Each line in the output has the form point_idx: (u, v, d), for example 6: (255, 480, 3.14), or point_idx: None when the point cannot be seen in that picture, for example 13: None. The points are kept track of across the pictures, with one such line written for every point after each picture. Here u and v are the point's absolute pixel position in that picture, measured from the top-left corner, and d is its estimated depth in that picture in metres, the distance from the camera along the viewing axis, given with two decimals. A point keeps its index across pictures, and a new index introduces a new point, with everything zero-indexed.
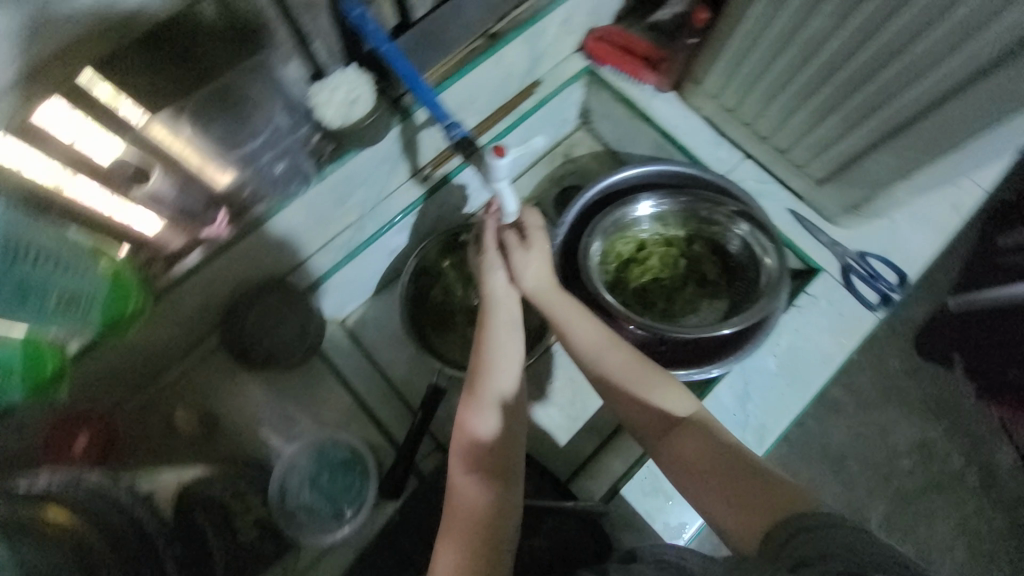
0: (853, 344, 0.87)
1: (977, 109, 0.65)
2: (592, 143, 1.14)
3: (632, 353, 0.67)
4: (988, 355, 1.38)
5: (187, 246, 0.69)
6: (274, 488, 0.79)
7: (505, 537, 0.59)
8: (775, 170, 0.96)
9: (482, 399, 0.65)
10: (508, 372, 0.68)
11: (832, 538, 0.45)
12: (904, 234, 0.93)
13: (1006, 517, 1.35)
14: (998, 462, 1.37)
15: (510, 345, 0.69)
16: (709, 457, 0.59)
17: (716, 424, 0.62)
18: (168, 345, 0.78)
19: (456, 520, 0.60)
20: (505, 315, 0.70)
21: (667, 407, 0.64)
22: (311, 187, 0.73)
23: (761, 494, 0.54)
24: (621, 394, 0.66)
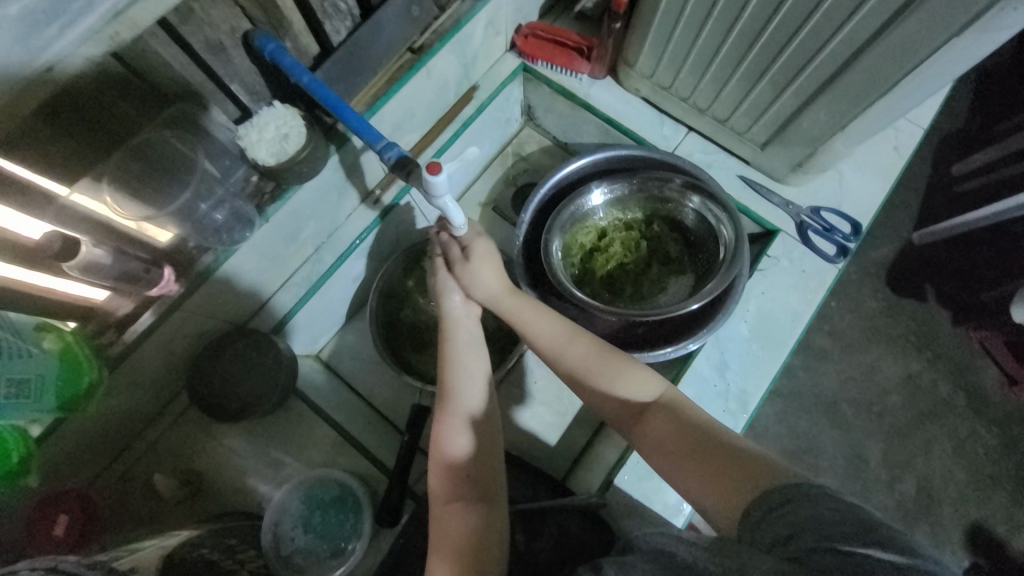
0: (820, 298, 0.89)
1: (893, 58, 0.67)
2: (540, 138, 1.14)
3: (593, 346, 0.69)
4: (952, 283, 1.45)
5: (139, 307, 0.68)
6: (267, 536, 0.76)
7: (492, 552, 0.58)
8: (719, 140, 0.97)
9: (454, 414, 0.66)
10: (476, 383, 0.69)
11: (806, 513, 0.44)
12: (852, 183, 0.95)
13: (999, 436, 1.39)
14: (984, 384, 1.41)
15: (471, 358, 0.70)
16: (681, 436, 0.60)
17: (686, 402, 0.64)
18: (136, 409, 0.77)
19: (440, 538, 0.59)
20: (466, 331, 0.73)
21: (632, 393, 0.65)
22: (257, 228, 0.73)
23: (737, 470, 0.53)
24: (587, 386, 0.68)
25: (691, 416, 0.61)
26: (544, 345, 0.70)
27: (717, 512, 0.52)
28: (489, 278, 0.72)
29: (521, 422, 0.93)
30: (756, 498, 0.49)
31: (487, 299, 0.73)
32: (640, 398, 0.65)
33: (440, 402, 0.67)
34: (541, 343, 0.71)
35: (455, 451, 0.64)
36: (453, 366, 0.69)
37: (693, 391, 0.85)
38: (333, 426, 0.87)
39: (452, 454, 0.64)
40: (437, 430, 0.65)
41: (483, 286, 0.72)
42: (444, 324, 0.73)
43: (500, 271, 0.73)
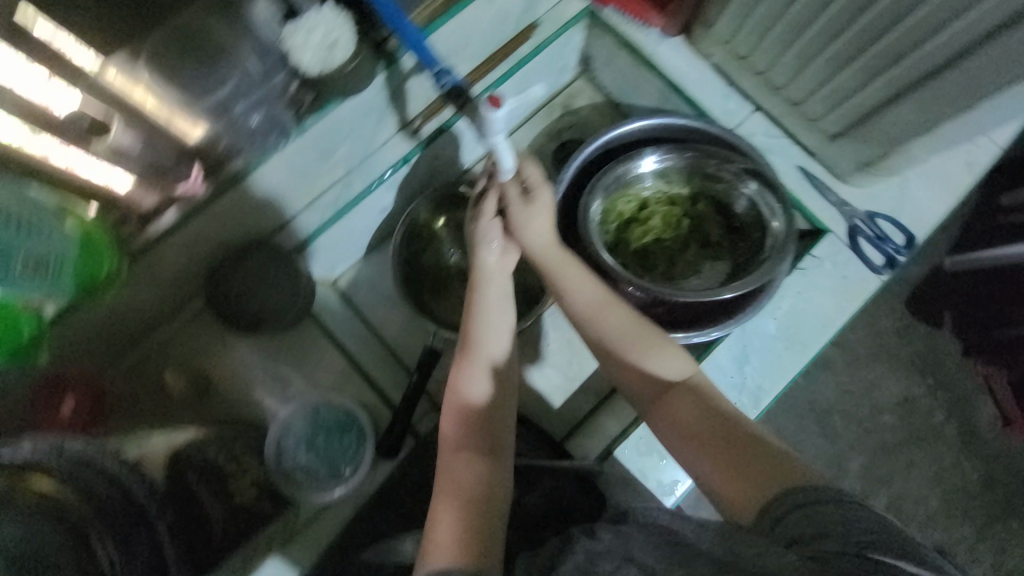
0: (856, 306, 0.86)
1: (1007, 60, 0.61)
2: (592, 93, 1.07)
3: (630, 317, 0.68)
4: (976, 315, 1.40)
5: (162, 204, 0.64)
6: (271, 447, 0.77)
7: (496, 502, 0.59)
8: (786, 123, 0.91)
9: (476, 365, 0.66)
10: (498, 336, 0.68)
11: (830, 515, 0.48)
12: (915, 193, 0.89)
13: (981, 471, 1.39)
14: (978, 419, 1.40)
15: (498, 313, 0.69)
16: (705, 420, 0.62)
17: (711, 388, 0.65)
18: (152, 305, 0.76)
19: (445, 482, 0.60)
20: (495, 285, 0.71)
21: (663, 371, 0.66)
22: (290, 141, 0.68)
23: (761, 468, 0.55)
24: (617, 358, 0.67)
25: (717, 404, 0.63)
26: (577, 306, 0.70)
27: (731, 499, 0.56)
28: (537, 232, 0.70)
29: (529, 380, 0.93)
30: (775, 494, 0.53)
31: (534, 249, 0.71)
32: (669, 375, 0.66)
33: (462, 352, 0.67)
34: (572, 302, 0.70)
35: (472, 400, 0.64)
36: (479, 319, 0.68)
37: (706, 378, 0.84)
38: (343, 353, 0.87)
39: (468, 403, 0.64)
40: (455, 377, 0.66)
41: (530, 239, 0.70)
42: (475, 276, 0.71)
43: (551, 224, 0.71)
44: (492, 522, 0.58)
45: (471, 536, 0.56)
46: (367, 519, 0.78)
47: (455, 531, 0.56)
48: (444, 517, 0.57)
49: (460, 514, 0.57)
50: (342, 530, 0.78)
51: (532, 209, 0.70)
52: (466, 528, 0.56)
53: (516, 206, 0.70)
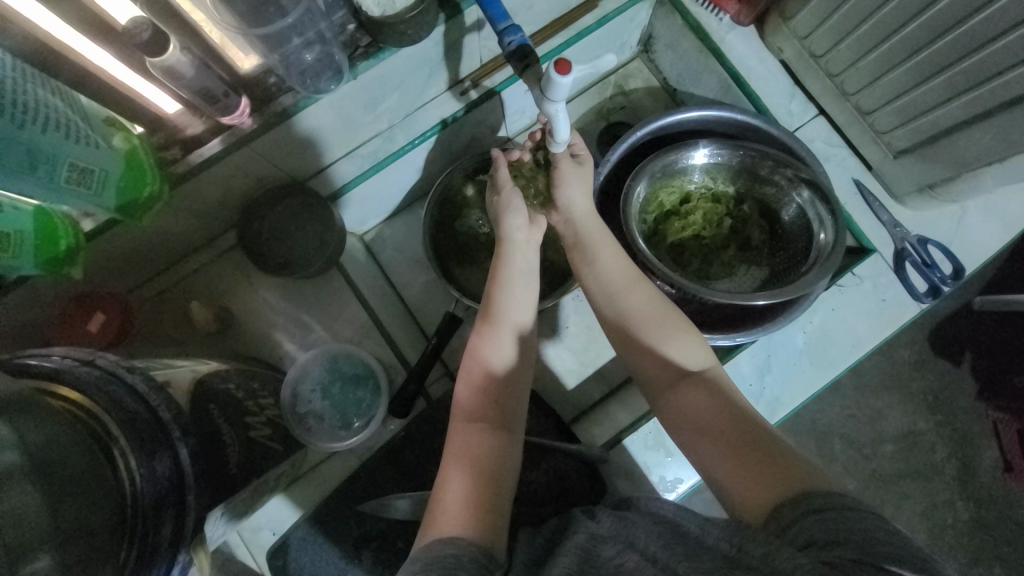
0: (890, 331, 0.83)
1: None
2: (649, 76, 1.03)
3: (653, 300, 0.70)
4: (995, 358, 1.37)
5: (208, 132, 0.65)
6: (288, 392, 0.77)
7: (505, 470, 0.60)
8: (849, 132, 0.87)
9: (497, 338, 0.66)
10: (522, 307, 0.69)
11: (847, 523, 0.47)
12: (971, 223, 0.85)
13: (973, 513, 1.37)
14: (980, 461, 1.38)
15: (523, 284, 0.69)
16: (724, 416, 0.61)
17: (731, 385, 0.65)
18: (184, 235, 0.76)
19: (457, 446, 0.61)
20: (523, 259, 0.71)
21: (683, 360, 0.66)
22: (342, 84, 0.67)
23: (773, 470, 0.55)
24: (638, 342, 0.68)
25: (736, 401, 0.63)
26: (607, 284, 0.71)
27: (743, 500, 0.55)
28: (581, 196, 0.74)
29: (545, 359, 0.92)
30: (790, 496, 0.52)
31: (573, 215, 0.74)
32: (690, 364, 0.66)
33: (484, 324, 0.67)
34: (602, 279, 0.71)
35: (490, 374, 0.64)
36: (504, 293, 0.68)
37: None
38: (364, 307, 0.87)
39: (486, 376, 0.64)
40: (475, 349, 0.66)
41: (572, 202, 0.74)
42: (503, 246, 0.71)
43: (589, 195, 0.75)
44: (500, 496, 0.58)
45: (479, 507, 0.56)
46: (371, 471, 0.80)
47: (464, 494, 0.57)
48: (453, 487, 0.57)
49: (469, 479, 0.58)
50: (344, 479, 0.79)
51: (579, 174, 0.74)
52: (475, 496, 0.57)
53: (568, 165, 0.74)
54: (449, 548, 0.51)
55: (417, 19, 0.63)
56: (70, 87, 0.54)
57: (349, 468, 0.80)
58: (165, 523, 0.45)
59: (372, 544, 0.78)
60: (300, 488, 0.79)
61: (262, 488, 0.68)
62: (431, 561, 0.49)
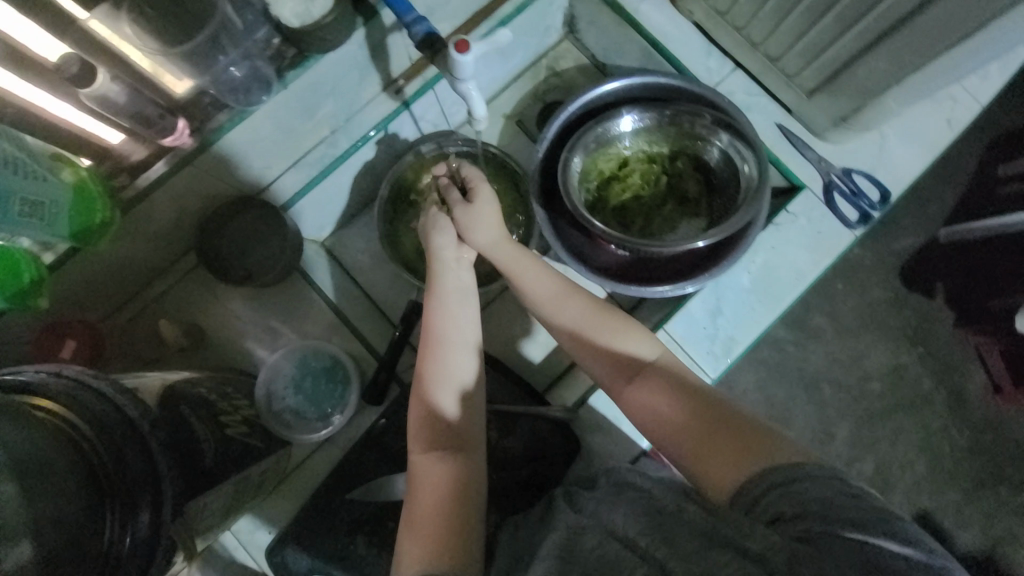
0: (829, 260, 0.88)
1: (967, 10, 0.62)
2: (578, 55, 1.05)
3: (590, 304, 0.72)
4: (966, 284, 1.37)
5: (152, 156, 0.69)
6: (262, 391, 0.81)
7: (470, 499, 0.63)
8: (765, 80, 0.92)
9: (441, 369, 0.67)
10: (462, 340, 0.69)
11: (811, 495, 0.50)
12: (893, 151, 0.89)
13: (969, 438, 1.35)
14: (968, 387, 1.36)
15: (459, 312, 0.70)
16: (674, 398, 0.64)
17: (676, 364, 0.68)
18: (146, 259, 0.80)
19: (420, 490, 0.63)
20: (457, 280, 0.72)
21: (634, 350, 0.69)
22: (275, 94, 0.71)
23: (735, 447, 0.57)
24: (588, 344, 0.70)
25: (684, 379, 0.66)
26: (539, 290, 0.73)
27: (710, 480, 0.58)
28: (491, 228, 0.73)
29: (513, 333, 0.96)
30: (753, 473, 0.55)
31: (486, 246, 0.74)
32: (642, 357, 0.68)
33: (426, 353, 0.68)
34: (537, 287, 0.73)
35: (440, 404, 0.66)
36: (441, 320, 0.69)
37: (681, 330, 0.87)
38: (331, 307, 0.91)
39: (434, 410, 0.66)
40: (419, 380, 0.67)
41: (484, 235, 0.73)
42: (433, 271, 0.73)
43: (500, 219, 0.74)
44: (469, 516, 0.62)
45: (452, 536, 0.60)
46: (355, 459, 0.82)
47: (434, 534, 0.59)
48: (424, 526, 0.60)
49: (435, 519, 0.60)
50: (332, 469, 0.83)
51: (478, 212, 0.73)
52: (446, 532, 0.60)
53: (464, 209, 0.73)
54: None
55: (335, 24, 0.67)
56: (15, 127, 0.58)
57: (335, 459, 0.84)
58: (142, 511, 0.48)
59: (365, 528, 0.79)
60: (292, 483, 0.83)
61: (249, 485, 0.71)
62: None
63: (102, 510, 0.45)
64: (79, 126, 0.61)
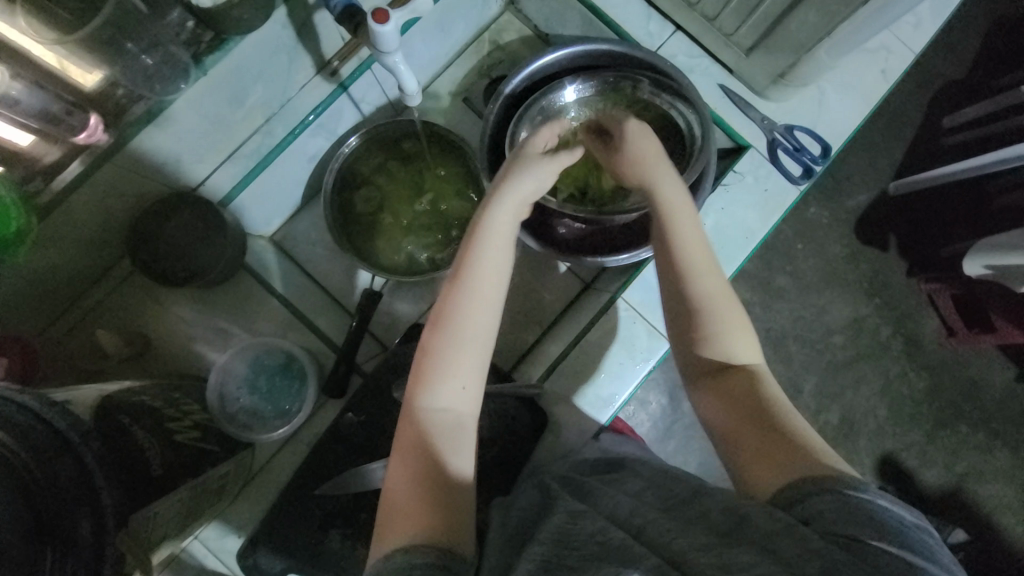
0: (777, 217, 0.90)
1: None
2: (520, 26, 1.03)
3: (722, 286, 0.62)
4: (917, 233, 1.42)
5: (65, 157, 0.64)
6: (213, 393, 0.78)
7: (462, 484, 0.53)
8: (705, 42, 0.92)
9: (463, 319, 0.55)
10: (489, 299, 0.56)
11: (857, 507, 0.46)
12: (832, 105, 0.91)
13: (926, 380, 1.42)
14: (922, 332, 1.42)
15: (497, 259, 0.58)
16: (747, 411, 0.57)
17: (767, 378, 0.60)
18: (77, 266, 0.76)
19: (411, 453, 0.53)
20: (506, 224, 0.59)
21: (732, 350, 0.60)
22: (193, 82, 0.67)
23: (791, 451, 0.53)
24: (691, 322, 0.61)
25: (771, 392, 0.58)
26: (689, 259, 0.61)
27: (752, 474, 0.54)
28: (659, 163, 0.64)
29: None
30: (799, 478, 0.50)
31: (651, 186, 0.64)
32: (737, 355, 0.60)
33: (451, 287, 0.56)
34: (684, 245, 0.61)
35: (450, 368, 0.54)
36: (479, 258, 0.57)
37: (638, 297, 0.85)
38: (285, 303, 0.89)
39: (444, 373, 0.55)
40: (433, 329, 0.56)
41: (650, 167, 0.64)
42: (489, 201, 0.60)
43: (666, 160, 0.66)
44: (460, 500, 0.52)
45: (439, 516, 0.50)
46: (321, 455, 0.81)
47: (422, 507, 0.51)
48: (408, 493, 0.51)
49: (427, 491, 0.51)
50: (298, 467, 0.81)
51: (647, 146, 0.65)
52: (434, 509, 0.51)
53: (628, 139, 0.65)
54: (409, 561, 0.47)
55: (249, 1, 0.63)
56: None
57: (302, 456, 0.82)
58: (82, 521, 0.46)
59: (337, 522, 0.79)
60: (258, 486, 0.81)
61: (208, 493, 0.69)
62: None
63: (39, 510, 0.44)
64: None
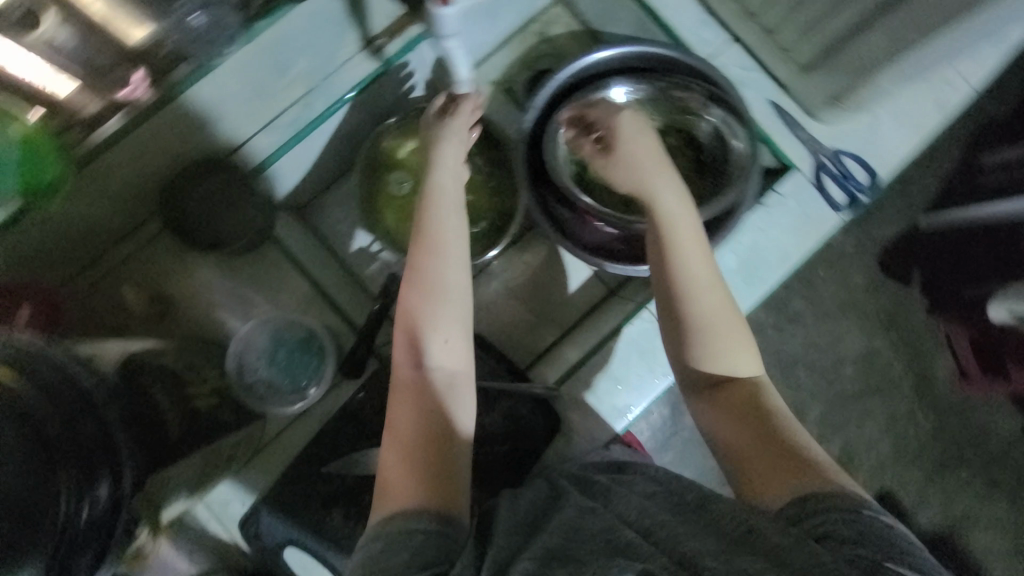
0: (814, 244, 0.87)
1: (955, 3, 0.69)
2: (569, 21, 1.00)
3: (721, 293, 0.62)
4: (944, 274, 1.39)
5: (105, 110, 0.64)
6: (233, 362, 0.79)
7: (455, 442, 0.57)
8: (760, 54, 0.89)
9: (434, 281, 0.62)
10: (455, 263, 0.64)
11: (869, 528, 0.46)
12: (884, 134, 0.88)
13: (934, 421, 1.39)
14: (936, 372, 1.39)
15: (453, 227, 0.65)
16: (753, 425, 0.57)
17: (768, 387, 0.60)
18: (107, 219, 0.75)
19: (403, 417, 0.57)
20: (450, 197, 0.68)
21: (729, 364, 0.60)
22: (240, 46, 0.67)
23: (796, 464, 0.53)
24: (688, 333, 0.61)
25: (772, 402, 0.58)
26: (687, 266, 0.63)
27: (757, 488, 0.53)
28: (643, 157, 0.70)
29: (498, 310, 0.95)
30: (805, 493, 0.50)
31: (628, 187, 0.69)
32: (737, 368, 0.60)
33: (417, 256, 0.63)
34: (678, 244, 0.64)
35: (434, 330, 0.60)
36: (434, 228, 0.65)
37: None
38: (308, 278, 0.87)
39: (427, 334, 0.60)
40: (411, 297, 0.62)
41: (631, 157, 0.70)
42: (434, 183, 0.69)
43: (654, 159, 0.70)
44: (454, 460, 0.56)
45: (434, 478, 0.54)
46: (330, 434, 0.80)
47: (415, 466, 0.54)
48: (402, 458, 0.55)
49: (419, 452, 0.55)
50: (304, 446, 0.80)
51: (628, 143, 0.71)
52: (428, 471, 0.54)
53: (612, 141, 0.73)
54: (407, 524, 0.50)
55: None
56: None
57: (310, 434, 0.81)
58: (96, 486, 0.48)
59: (339, 502, 0.78)
60: (262, 461, 0.80)
61: None
62: (390, 538, 0.49)
63: None
64: (44, 87, 0.60)
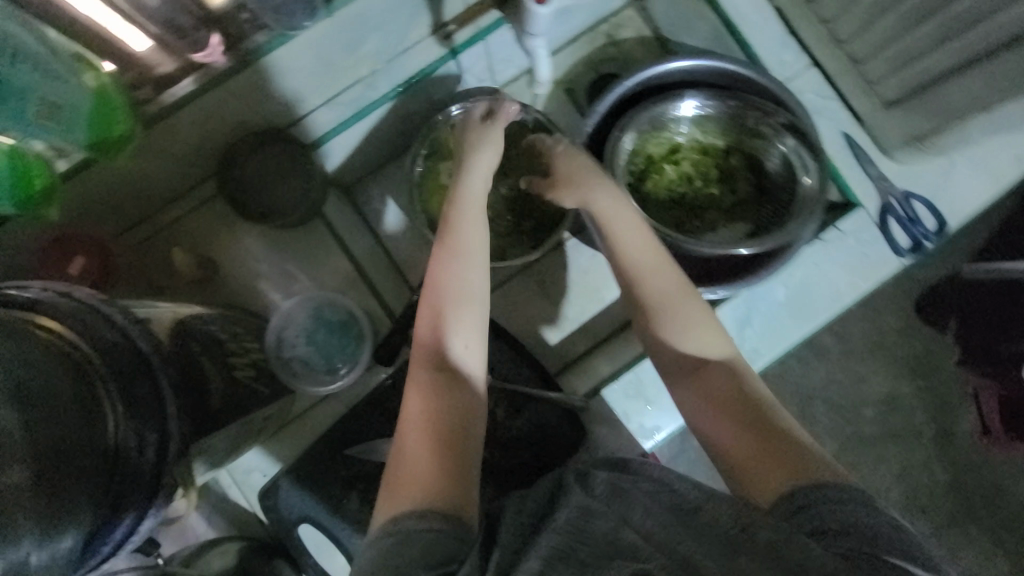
0: (869, 286, 0.84)
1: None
2: (640, 26, 0.96)
3: (677, 281, 0.63)
4: None
5: (179, 71, 0.65)
6: (273, 336, 0.79)
7: (471, 442, 0.54)
8: (839, 83, 0.87)
9: (454, 280, 0.62)
10: (476, 267, 0.63)
11: (862, 519, 0.45)
12: (958, 180, 0.84)
13: (950, 474, 1.31)
14: (956, 425, 1.32)
15: (475, 231, 0.65)
16: (736, 415, 0.56)
17: (744, 368, 0.60)
18: (166, 180, 0.76)
19: (414, 413, 0.56)
20: (474, 201, 0.67)
21: (700, 347, 0.61)
22: (317, 21, 0.66)
23: (786, 451, 0.52)
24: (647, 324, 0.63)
25: (752, 388, 0.58)
26: (632, 259, 0.65)
27: (752, 482, 0.52)
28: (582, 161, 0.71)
29: (536, 313, 0.92)
30: (796, 485, 0.49)
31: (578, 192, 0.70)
32: (708, 353, 0.60)
33: (439, 258, 0.63)
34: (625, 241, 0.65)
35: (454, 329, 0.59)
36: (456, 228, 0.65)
37: None
38: (351, 259, 0.87)
39: (448, 332, 0.59)
40: (430, 296, 0.61)
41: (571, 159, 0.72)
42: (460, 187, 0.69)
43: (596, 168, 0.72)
44: (468, 460, 0.53)
45: (448, 478, 0.51)
46: (359, 417, 0.81)
47: (426, 463, 0.52)
48: (414, 454, 0.53)
49: (432, 448, 0.53)
50: (330, 427, 0.81)
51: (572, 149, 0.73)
52: (441, 470, 0.51)
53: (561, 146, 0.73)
54: (417, 523, 0.47)
55: None
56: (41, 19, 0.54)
57: (336, 413, 0.82)
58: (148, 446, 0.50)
59: (359, 485, 0.79)
60: (289, 434, 0.81)
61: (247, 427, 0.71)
62: (398, 538, 0.46)
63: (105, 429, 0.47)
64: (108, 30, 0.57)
